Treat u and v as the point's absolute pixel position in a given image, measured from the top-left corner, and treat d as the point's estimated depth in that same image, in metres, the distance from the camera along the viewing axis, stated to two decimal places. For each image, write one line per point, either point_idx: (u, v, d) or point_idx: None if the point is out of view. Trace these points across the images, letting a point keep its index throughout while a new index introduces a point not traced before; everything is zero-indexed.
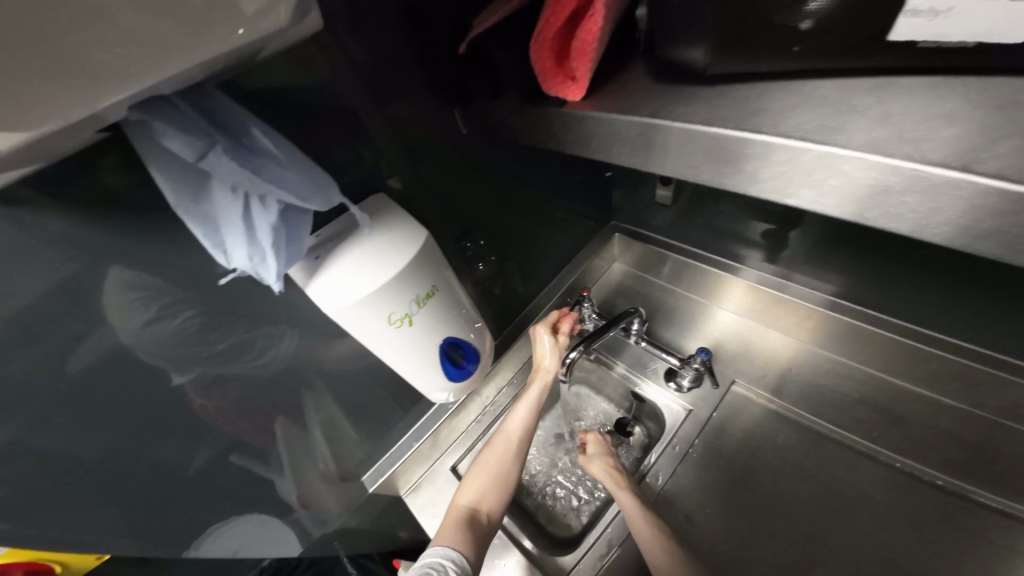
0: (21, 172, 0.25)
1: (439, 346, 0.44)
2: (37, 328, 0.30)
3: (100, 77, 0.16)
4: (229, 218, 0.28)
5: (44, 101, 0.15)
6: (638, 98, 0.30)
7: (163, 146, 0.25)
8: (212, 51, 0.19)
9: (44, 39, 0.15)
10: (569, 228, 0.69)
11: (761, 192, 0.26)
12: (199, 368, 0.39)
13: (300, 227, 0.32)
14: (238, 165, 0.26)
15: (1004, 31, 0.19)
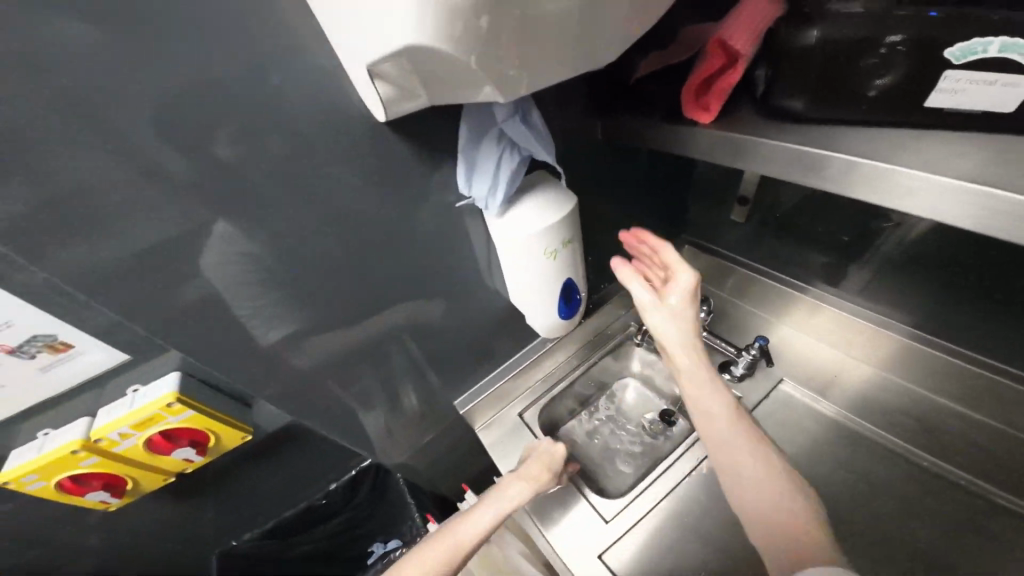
0: (402, 108, 0.37)
1: (561, 283, 0.59)
2: (346, 218, 0.48)
3: (562, 50, 0.31)
4: (490, 159, 0.49)
5: (541, 50, 0.30)
6: (752, 128, 0.46)
7: (487, 112, 0.46)
8: (596, 58, 0.35)
9: (564, 26, 0.30)
10: (650, 233, 0.85)
11: (834, 187, 0.41)
12: (406, 267, 0.57)
13: (517, 176, 0.52)
14: (520, 131, 0.47)
15: (999, 102, 0.35)
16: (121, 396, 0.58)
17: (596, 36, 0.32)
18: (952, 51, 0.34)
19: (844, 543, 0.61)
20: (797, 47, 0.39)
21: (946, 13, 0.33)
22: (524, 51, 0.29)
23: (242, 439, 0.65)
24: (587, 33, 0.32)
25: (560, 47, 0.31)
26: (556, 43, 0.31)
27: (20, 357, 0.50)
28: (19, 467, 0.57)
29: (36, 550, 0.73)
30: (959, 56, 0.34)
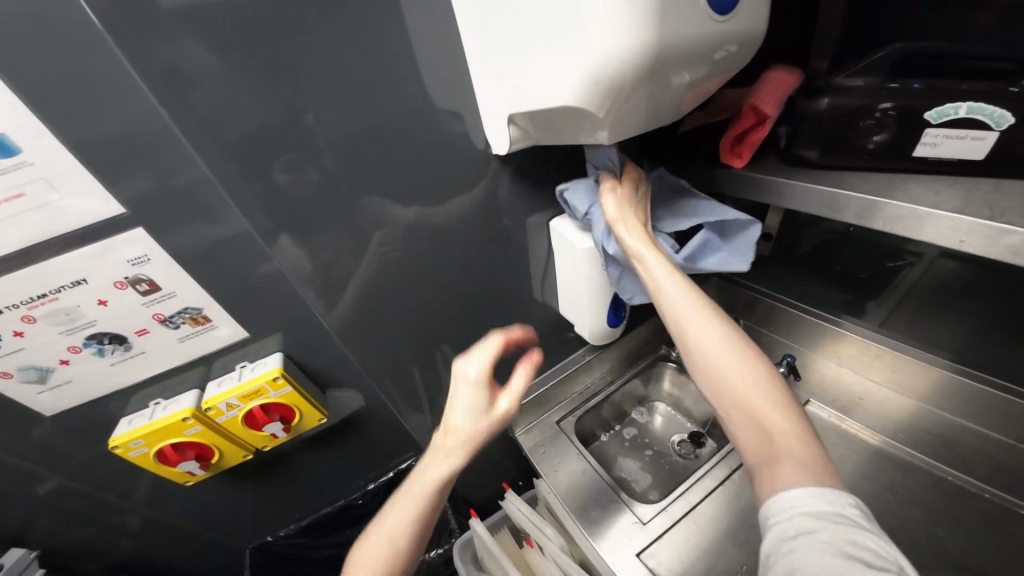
0: (521, 145, 0.53)
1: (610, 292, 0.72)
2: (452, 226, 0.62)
3: (650, 106, 0.43)
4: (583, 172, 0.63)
5: (640, 107, 0.41)
6: (775, 172, 0.59)
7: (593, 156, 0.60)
8: (664, 114, 0.48)
9: (659, 95, 0.41)
10: None
11: (846, 216, 0.52)
12: (481, 268, 0.73)
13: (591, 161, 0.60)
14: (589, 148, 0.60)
15: (970, 151, 0.46)
16: (228, 372, 0.67)
17: (674, 98, 0.45)
18: (930, 113, 0.46)
19: None
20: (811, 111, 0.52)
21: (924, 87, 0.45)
22: (633, 108, 0.40)
23: (319, 421, 0.72)
24: (670, 96, 0.43)
25: (652, 104, 0.42)
26: (649, 104, 0.42)
27: (166, 328, 0.60)
28: (130, 431, 0.61)
29: (91, 531, 0.75)
30: (935, 117, 0.46)
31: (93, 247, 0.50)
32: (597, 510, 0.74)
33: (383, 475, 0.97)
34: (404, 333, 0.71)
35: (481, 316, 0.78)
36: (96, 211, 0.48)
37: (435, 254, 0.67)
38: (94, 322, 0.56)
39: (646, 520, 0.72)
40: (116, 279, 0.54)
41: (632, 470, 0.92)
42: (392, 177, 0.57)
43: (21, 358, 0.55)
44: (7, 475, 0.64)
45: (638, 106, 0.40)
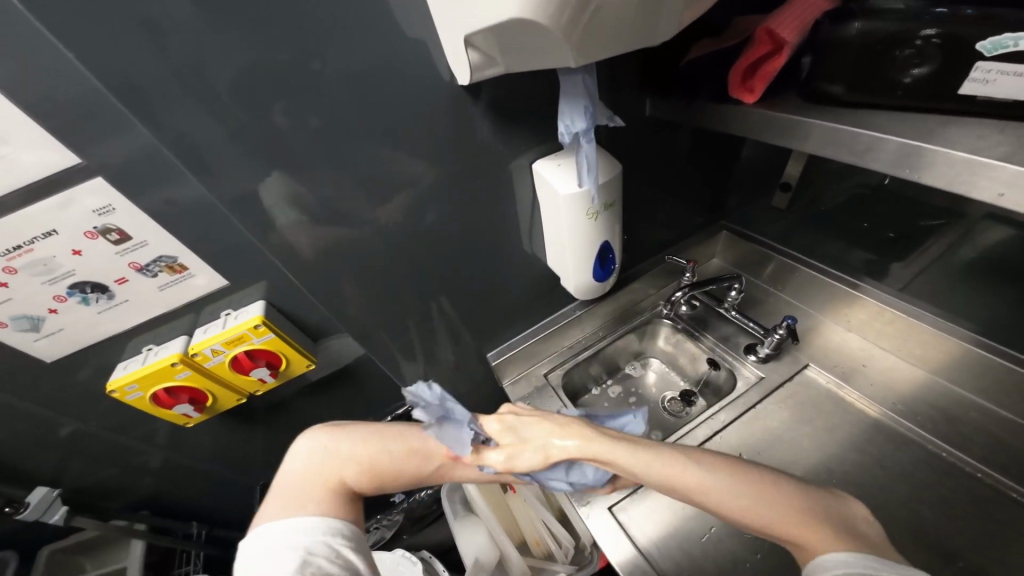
0: (494, 73, 0.47)
1: (599, 245, 0.63)
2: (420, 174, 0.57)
3: (636, 17, 0.36)
4: (563, 108, 0.52)
5: (619, 12, 0.34)
6: (793, 109, 0.50)
7: (570, 85, 0.50)
8: (662, 29, 0.40)
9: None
10: (687, 217, 0.89)
11: (874, 161, 0.43)
12: (462, 223, 0.68)
13: (571, 94, 0.50)
14: (566, 75, 0.50)
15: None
16: (213, 320, 0.65)
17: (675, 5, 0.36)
18: (984, 43, 0.35)
19: None
20: (836, 37, 0.43)
21: (979, 11, 0.35)
22: (608, 16, 0.34)
23: (307, 367, 0.71)
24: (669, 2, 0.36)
25: (641, 11, 0.35)
26: (634, 11, 0.35)
27: (144, 276, 0.57)
28: (125, 375, 0.61)
29: (114, 464, 0.82)
30: (990, 49, 0.35)
31: (54, 199, 0.48)
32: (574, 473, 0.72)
33: (381, 419, 1.01)
34: (380, 288, 0.68)
35: (461, 273, 0.74)
36: (50, 162, 0.46)
37: (406, 203, 0.61)
38: (73, 272, 0.54)
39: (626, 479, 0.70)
40: (84, 229, 0.51)
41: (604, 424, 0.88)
42: (345, 120, 0.50)
43: (10, 309, 0.54)
44: (25, 421, 0.69)
45: (622, 11, 0.34)
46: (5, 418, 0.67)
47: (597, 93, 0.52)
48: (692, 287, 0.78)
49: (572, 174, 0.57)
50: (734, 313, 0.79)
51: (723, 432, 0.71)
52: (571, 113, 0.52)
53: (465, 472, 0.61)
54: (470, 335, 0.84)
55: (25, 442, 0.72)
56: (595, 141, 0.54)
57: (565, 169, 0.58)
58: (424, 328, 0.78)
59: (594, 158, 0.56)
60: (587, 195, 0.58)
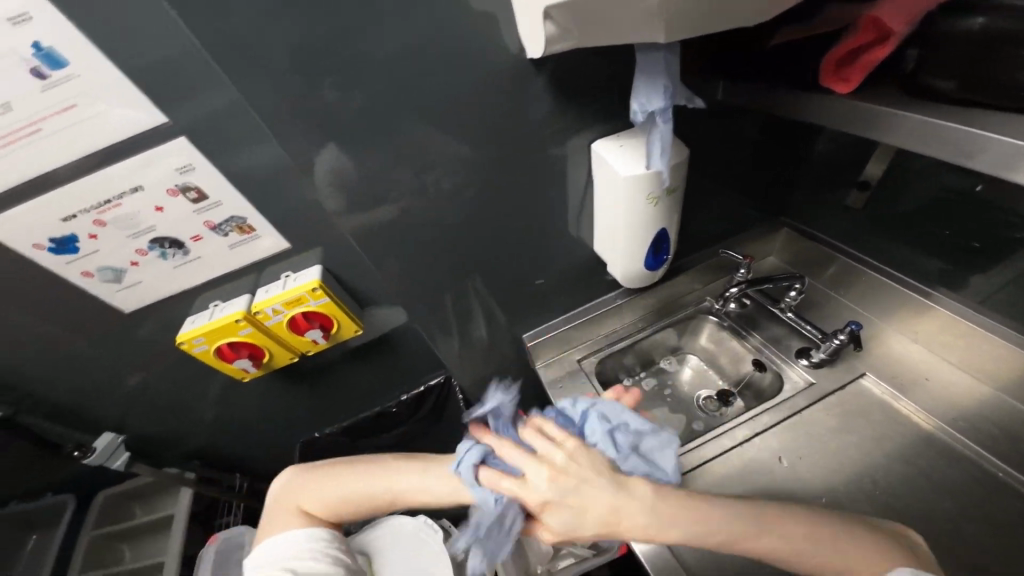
0: (563, 49, 0.45)
1: (654, 232, 0.61)
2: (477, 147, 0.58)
3: None
4: (636, 88, 0.50)
5: None
6: (885, 95, 0.46)
7: (647, 62, 0.48)
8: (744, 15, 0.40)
9: None
10: (745, 211, 0.85)
11: (982, 163, 0.38)
12: (514, 203, 0.67)
13: (647, 72, 0.48)
14: (643, 52, 0.47)
15: None
16: (274, 281, 0.69)
17: None
18: None
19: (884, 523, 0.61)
20: (950, 32, 0.38)
21: None
22: None
23: (354, 332, 0.74)
24: None
25: None
26: None
27: (217, 235, 0.61)
28: (193, 329, 0.65)
29: (171, 413, 0.88)
30: None
31: (142, 157, 0.51)
32: None
33: (414, 388, 1.04)
34: (426, 262, 0.68)
35: (508, 254, 0.73)
36: (138, 123, 0.49)
37: (458, 173, 0.60)
38: (154, 228, 0.58)
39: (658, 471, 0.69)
40: (167, 187, 0.54)
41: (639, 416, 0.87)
42: (411, 90, 0.51)
43: (98, 259, 0.59)
44: (101, 365, 0.75)
45: None
46: (83, 362, 0.73)
47: (677, 71, 0.49)
48: (747, 284, 0.75)
49: (630, 157, 0.55)
50: (791, 314, 0.75)
51: (764, 434, 0.69)
52: (645, 92, 0.50)
53: (388, 476, 0.62)
54: (510, 318, 0.85)
55: (97, 386, 0.78)
56: (671, 122, 0.50)
57: (625, 151, 0.56)
58: (465, 306, 0.78)
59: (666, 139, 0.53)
60: (649, 179, 0.55)
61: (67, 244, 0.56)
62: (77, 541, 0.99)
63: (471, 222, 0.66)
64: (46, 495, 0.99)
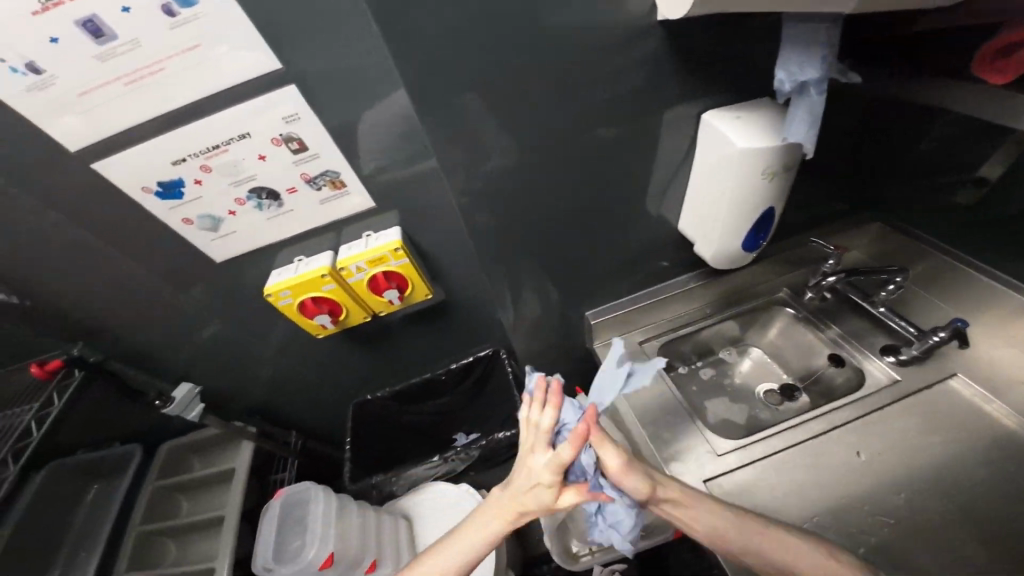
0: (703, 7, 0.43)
1: (761, 210, 0.59)
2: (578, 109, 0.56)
3: None
4: (783, 58, 0.50)
5: None
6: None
7: (795, 35, 0.49)
8: None
9: None
10: (834, 199, 0.80)
11: None
12: (603, 175, 0.64)
13: (797, 43, 0.49)
14: (793, 24, 0.49)
15: None
16: (355, 240, 0.69)
17: None
18: None
19: (971, 528, 0.57)
20: None
21: None
22: None
23: (425, 295, 0.75)
24: None
25: None
26: None
27: (310, 188, 0.61)
28: (280, 282, 0.67)
29: (236, 368, 0.91)
30: None
31: (253, 102, 0.51)
32: (672, 443, 0.69)
33: (463, 358, 1.04)
34: (504, 229, 0.66)
35: (587, 229, 0.71)
36: (254, 66, 0.49)
37: (552, 137, 0.58)
38: (255, 177, 0.59)
39: (727, 454, 0.67)
40: (272, 135, 0.55)
41: (701, 403, 0.85)
42: (524, 40, 0.49)
43: (199, 206, 0.60)
44: (180, 315, 0.77)
45: None
46: (165, 311, 0.75)
47: (829, 44, 0.49)
48: (844, 274, 0.73)
49: (751, 128, 0.54)
50: (882, 309, 0.72)
51: (844, 428, 0.67)
52: (794, 63, 0.49)
53: None
54: (577, 296, 0.82)
55: (173, 336, 0.80)
56: (821, 92, 0.50)
57: (747, 123, 0.55)
58: (535, 281, 0.77)
59: (807, 109, 0.50)
60: (770, 150, 0.53)
61: (173, 189, 0.58)
62: (138, 493, 1.02)
63: (558, 191, 0.64)
64: (115, 444, 1.04)
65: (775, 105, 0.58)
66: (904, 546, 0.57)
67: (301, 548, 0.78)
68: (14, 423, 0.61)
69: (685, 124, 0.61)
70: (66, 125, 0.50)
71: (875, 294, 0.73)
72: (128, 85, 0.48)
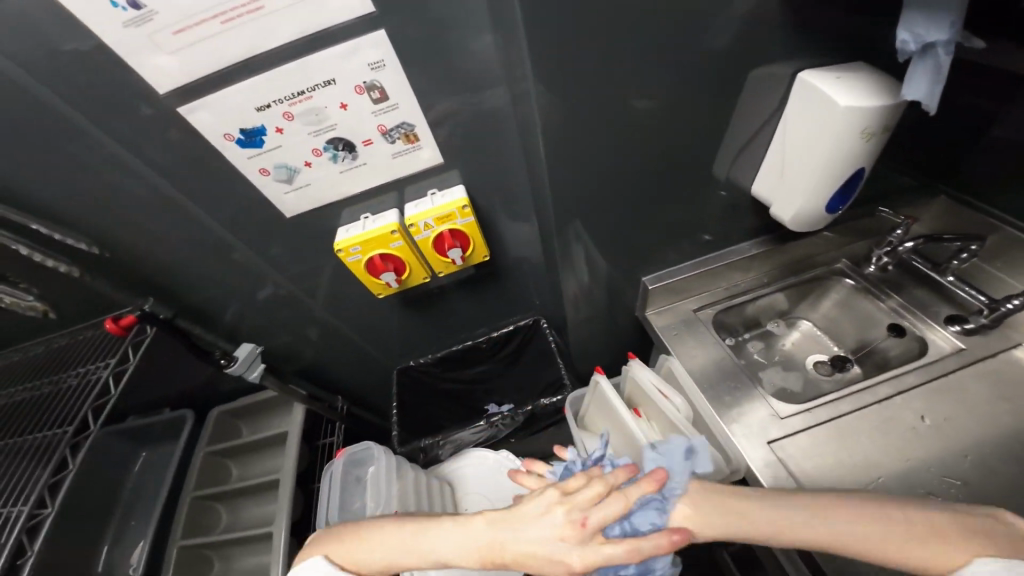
0: None
1: (851, 171, 0.59)
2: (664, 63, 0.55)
3: None
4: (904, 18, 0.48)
5: None
6: None
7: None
8: None
9: None
10: (901, 169, 0.79)
11: None
12: (678, 135, 0.63)
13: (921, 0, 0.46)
14: None
15: None
16: (421, 198, 0.70)
17: None
18: None
19: None
20: None
21: None
22: None
23: (484, 257, 0.75)
24: None
25: None
26: None
27: (385, 141, 0.61)
28: (349, 238, 0.67)
29: (287, 329, 0.92)
30: None
31: (344, 46, 0.51)
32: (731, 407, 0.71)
33: (504, 327, 1.05)
34: (575, 189, 0.65)
35: (653, 192, 0.70)
36: (349, 8, 0.48)
37: (635, 93, 0.57)
38: (334, 127, 0.59)
39: (792, 414, 0.69)
40: (356, 83, 0.54)
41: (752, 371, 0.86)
42: None
43: (277, 156, 0.61)
44: (241, 273, 0.78)
45: None
46: (227, 268, 0.76)
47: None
48: (920, 241, 0.72)
49: (852, 88, 0.53)
50: (951, 278, 0.72)
51: (908, 394, 0.68)
52: (916, 20, 0.47)
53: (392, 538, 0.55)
54: (632, 264, 0.82)
55: (233, 295, 0.81)
56: (948, 46, 0.47)
57: (844, 82, 0.55)
58: (595, 246, 0.76)
59: (928, 67, 0.48)
60: (873, 109, 0.53)
61: (254, 137, 0.58)
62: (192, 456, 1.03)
63: (631, 150, 0.63)
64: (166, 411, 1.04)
65: (874, 69, 0.57)
66: None
67: (361, 507, 0.80)
68: (92, 379, 0.59)
69: (768, 82, 0.60)
70: (159, 64, 0.50)
71: (943, 264, 0.73)
72: (223, 24, 0.47)
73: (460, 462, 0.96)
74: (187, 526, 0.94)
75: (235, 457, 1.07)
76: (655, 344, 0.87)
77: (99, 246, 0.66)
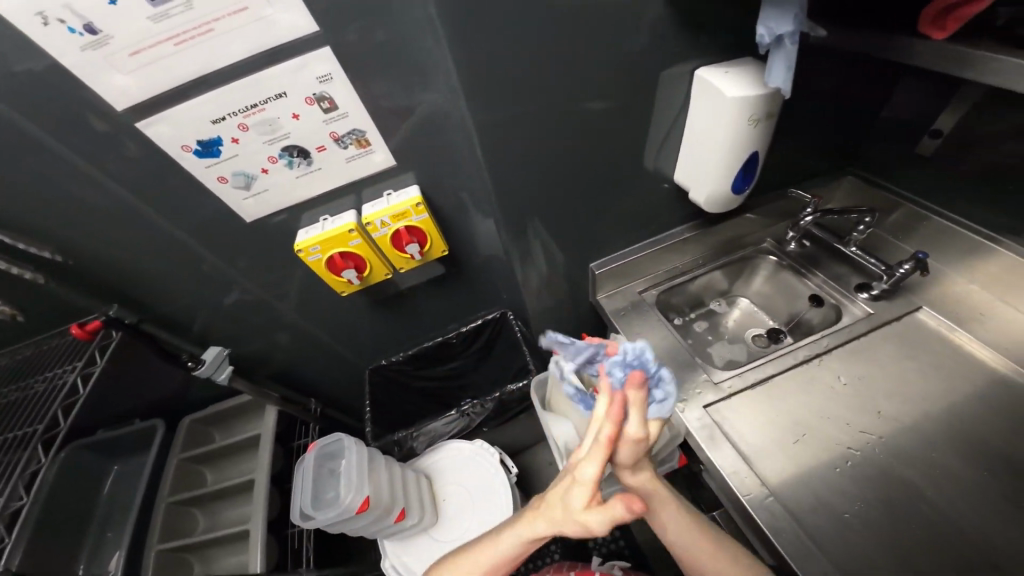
0: None
1: (748, 154, 0.67)
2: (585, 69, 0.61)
3: None
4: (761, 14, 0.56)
5: None
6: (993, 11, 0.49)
7: None
8: None
9: None
10: (814, 156, 0.88)
11: None
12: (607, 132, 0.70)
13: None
14: None
15: None
16: (377, 199, 0.75)
17: None
18: None
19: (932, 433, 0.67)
20: None
21: None
22: None
23: (442, 252, 0.81)
24: None
25: None
26: None
27: (338, 147, 0.66)
28: (309, 239, 0.72)
29: (258, 332, 0.95)
30: None
31: (292, 62, 0.56)
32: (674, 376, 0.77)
33: (472, 322, 1.10)
34: (518, 185, 0.71)
35: (591, 185, 0.77)
36: (294, 29, 0.53)
37: (561, 96, 0.63)
38: (288, 136, 0.64)
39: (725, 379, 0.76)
40: (306, 95, 0.60)
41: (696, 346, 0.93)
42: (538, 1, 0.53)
43: (234, 164, 0.65)
44: (208, 280, 0.81)
45: None
46: (193, 274, 0.80)
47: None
48: (819, 216, 0.81)
49: (745, 82, 0.61)
50: (854, 249, 0.81)
51: (825, 355, 0.76)
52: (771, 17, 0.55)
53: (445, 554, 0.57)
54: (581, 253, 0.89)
55: (201, 300, 0.84)
56: (795, 39, 0.55)
57: (735, 76, 0.63)
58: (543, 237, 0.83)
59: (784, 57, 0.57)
60: (756, 99, 0.61)
61: (211, 147, 0.62)
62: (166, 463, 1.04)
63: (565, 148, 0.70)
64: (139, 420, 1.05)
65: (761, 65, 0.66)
66: (876, 451, 0.66)
67: (336, 496, 0.83)
68: (60, 383, 0.62)
69: (680, 83, 0.67)
70: (116, 83, 0.54)
71: (849, 237, 0.82)
72: (177, 45, 0.52)
73: (434, 455, 1.02)
74: (164, 533, 0.95)
75: (211, 463, 1.09)
76: (608, 326, 0.93)
77: (64, 256, 0.69)
